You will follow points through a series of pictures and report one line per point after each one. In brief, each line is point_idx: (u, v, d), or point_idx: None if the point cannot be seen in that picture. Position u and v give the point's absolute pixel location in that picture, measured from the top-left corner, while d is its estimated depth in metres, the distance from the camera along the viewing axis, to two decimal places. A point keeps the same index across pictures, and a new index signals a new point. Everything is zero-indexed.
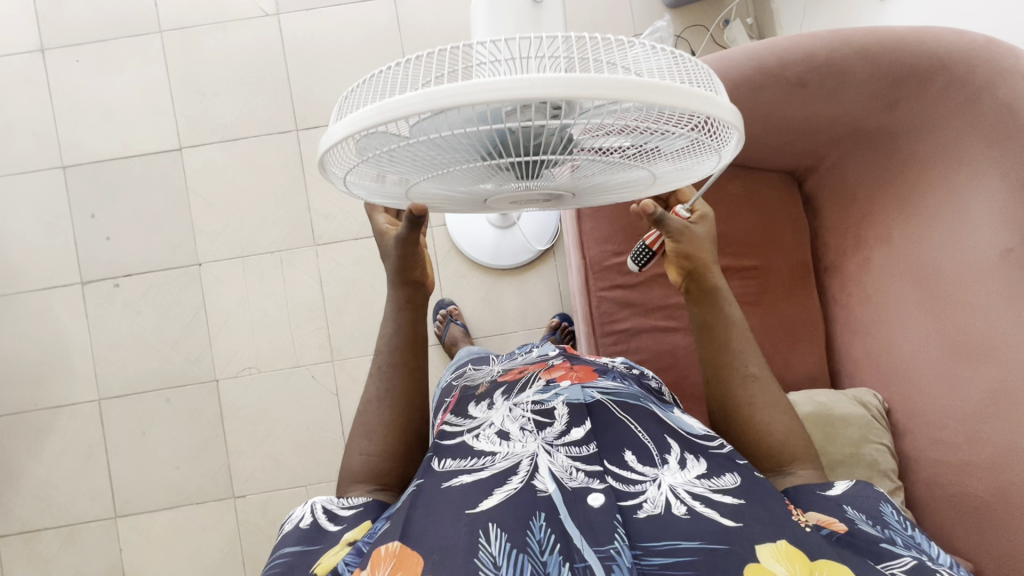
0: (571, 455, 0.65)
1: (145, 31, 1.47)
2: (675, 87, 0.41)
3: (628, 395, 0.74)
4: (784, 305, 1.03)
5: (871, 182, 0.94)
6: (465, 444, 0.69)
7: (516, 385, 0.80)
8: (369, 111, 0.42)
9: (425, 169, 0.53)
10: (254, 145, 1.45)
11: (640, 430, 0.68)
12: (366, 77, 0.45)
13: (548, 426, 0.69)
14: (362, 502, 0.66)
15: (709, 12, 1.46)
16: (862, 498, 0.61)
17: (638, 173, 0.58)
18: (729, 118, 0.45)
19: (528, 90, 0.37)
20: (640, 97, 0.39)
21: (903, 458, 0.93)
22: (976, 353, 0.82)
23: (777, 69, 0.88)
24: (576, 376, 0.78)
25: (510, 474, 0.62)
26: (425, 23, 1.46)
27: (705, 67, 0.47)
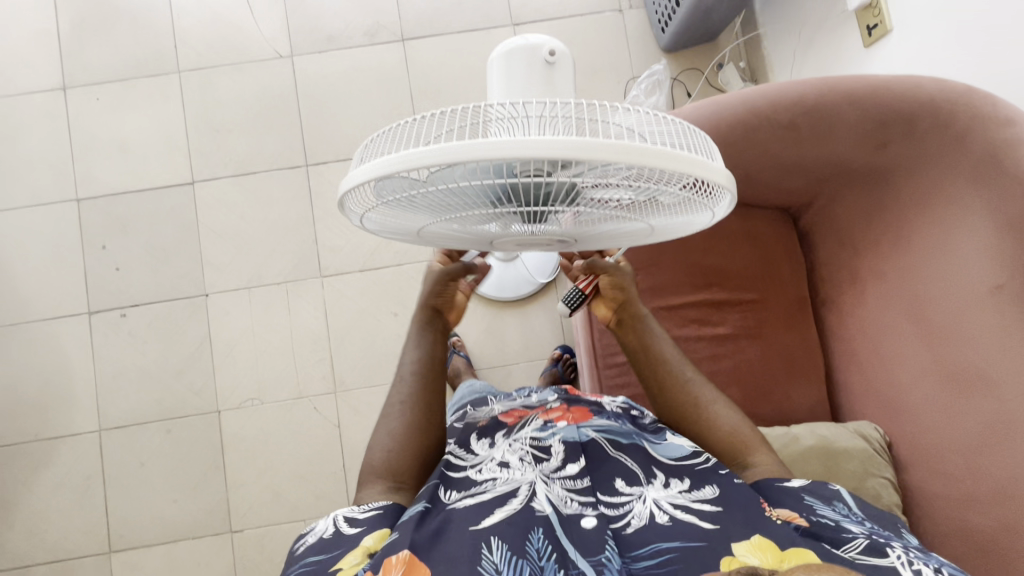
0: (565, 486, 0.70)
1: (163, 71, 1.53)
2: (670, 152, 0.43)
3: (619, 432, 0.79)
4: (784, 339, 1.05)
5: (863, 221, 0.97)
6: (469, 477, 0.73)
7: (515, 424, 0.83)
8: (388, 159, 0.44)
9: (439, 212, 0.56)
10: (264, 180, 1.49)
11: (629, 459, 0.74)
12: (387, 128, 0.48)
13: (545, 461, 0.74)
14: (383, 505, 0.68)
15: (704, 56, 1.54)
16: (819, 490, 0.66)
17: (637, 224, 0.60)
18: (723, 180, 0.48)
19: (538, 149, 0.40)
20: (638, 159, 0.42)
21: (906, 492, 0.93)
22: (975, 390, 0.83)
23: (769, 112, 0.92)
24: (572, 418, 0.82)
25: (511, 496, 0.67)
26: (432, 66, 1.52)
27: (700, 132, 0.50)
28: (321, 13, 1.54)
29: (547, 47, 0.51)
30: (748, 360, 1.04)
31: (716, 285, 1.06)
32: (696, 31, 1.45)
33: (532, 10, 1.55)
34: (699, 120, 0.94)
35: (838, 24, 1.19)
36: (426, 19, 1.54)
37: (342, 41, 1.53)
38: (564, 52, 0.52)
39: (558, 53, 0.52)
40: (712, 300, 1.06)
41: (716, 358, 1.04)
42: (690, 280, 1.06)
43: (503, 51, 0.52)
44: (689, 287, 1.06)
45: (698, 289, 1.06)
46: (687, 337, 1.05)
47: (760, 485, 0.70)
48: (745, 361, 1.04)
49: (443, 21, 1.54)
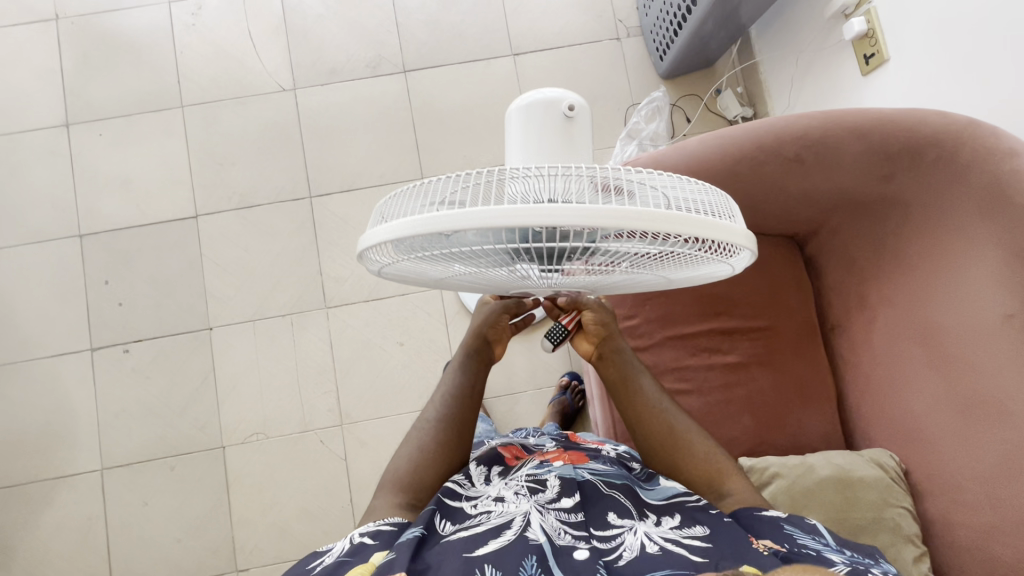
0: (560, 518, 0.68)
1: (166, 106, 1.54)
2: (693, 218, 0.43)
3: (615, 474, 0.80)
4: (796, 365, 1.05)
5: (871, 249, 0.98)
6: (463, 511, 0.72)
7: (513, 465, 0.85)
8: (410, 221, 0.44)
9: (458, 268, 0.55)
10: (267, 212, 1.49)
11: (625, 497, 0.74)
12: (409, 186, 0.48)
13: (541, 492, 0.73)
14: (396, 522, 0.70)
15: (702, 83, 1.56)
16: (799, 522, 0.67)
17: (652, 276, 0.60)
18: (744, 242, 0.47)
19: (563, 218, 0.40)
20: (660, 226, 0.42)
21: (925, 522, 0.92)
22: (990, 418, 0.82)
23: (774, 145, 0.93)
24: (569, 459, 0.84)
25: (505, 528, 0.65)
26: (434, 96, 1.54)
27: (721, 192, 0.50)
28: (323, 46, 1.56)
29: (567, 102, 0.52)
30: (760, 388, 1.04)
31: (725, 314, 1.06)
32: (694, 58, 1.47)
33: (532, 39, 1.57)
34: (703, 153, 0.95)
35: (835, 53, 1.21)
36: (427, 50, 1.56)
37: (344, 73, 1.55)
38: (583, 106, 0.53)
39: (578, 108, 0.52)
40: (723, 327, 1.06)
41: (727, 387, 1.04)
42: (699, 309, 1.06)
43: (525, 101, 0.53)
44: (699, 315, 1.06)
45: (708, 318, 1.06)
46: (700, 364, 1.05)
47: (738, 514, 0.70)
48: (757, 390, 1.04)
49: (444, 52, 1.56)
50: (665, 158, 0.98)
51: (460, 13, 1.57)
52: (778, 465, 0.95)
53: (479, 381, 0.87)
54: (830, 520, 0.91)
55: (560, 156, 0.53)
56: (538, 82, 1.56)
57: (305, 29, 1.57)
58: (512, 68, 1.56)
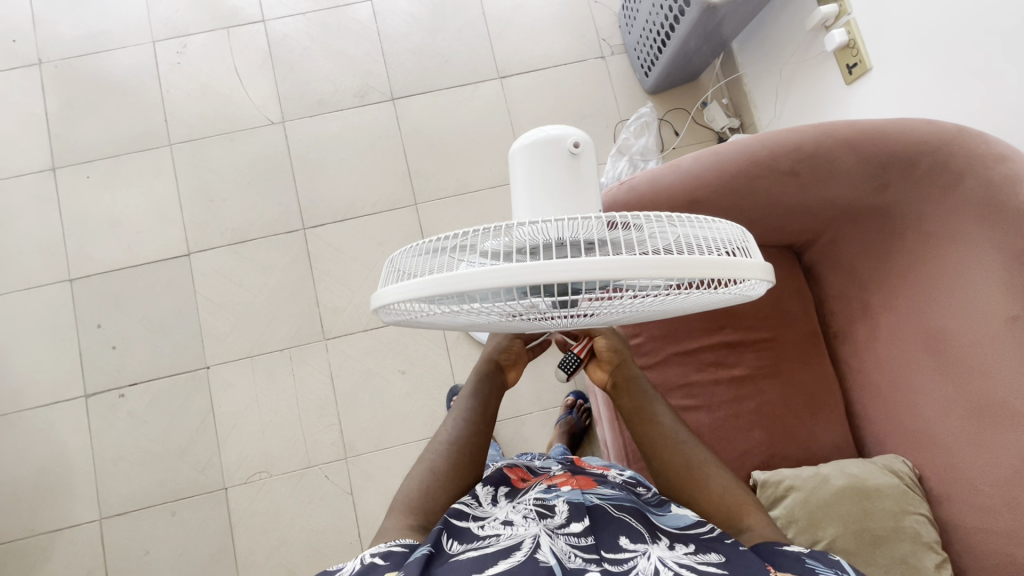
0: (570, 542, 0.67)
1: (154, 145, 1.53)
2: (709, 258, 0.43)
3: (624, 500, 0.79)
4: (802, 375, 1.05)
5: (871, 258, 0.99)
6: (471, 531, 0.70)
7: (520, 488, 0.84)
8: (424, 282, 0.43)
9: (471, 319, 0.54)
10: (261, 246, 1.48)
11: (637, 522, 0.72)
12: (420, 243, 0.46)
13: (549, 517, 0.72)
14: (407, 543, 0.67)
15: (689, 97, 1.58)
16: (821, 557, 0.65)
17: (666, 310, 0.59)
18: (762, 275, 0.47)
19: (579, 274, 0.39)
20: (677, 272, 0.41)
21: (943, 527, 0.91)
22: (1002, 421, 0.82)
23: (768, 159, 0.93)
24: (577, 484, 0.83)
25: (514, 549, 0.63)
26: (424, 122, 1.55)
27: (735, 224, 0.50)
28: (311, 79, 1.56)
29: (572, 138, 0.52)
30: (767, 401, 1.03)
31: (729, 327, 1.06)
32: (679, 73, 1.49)
33: (517, 62, 1.58)
34: (700, 172, 0.96)
35: (818, 62, 1.24)
36: (415, 77, 1.57)
37: (333, 104, 1.55)
38: (587, 142, 0.53)
39: (583, 145, 0.52)
40: (727, 340, 1.05)
41: (735, 401, 1.03)
42: (702, 324, 1.07)
43: (530, 138, 0.53)
44: (702, 330, 1.06)
45: (711, 332, 1.06)
46: (707, 379, 1.05)
47: (757, 548, 0.69)
48: (764, 402, 1.03)
49: (432, 79, 1.57)
50: (661, 177, 0.98)
51: (446, 40, 1.59)
52: (793, 478, 0.95)
53: (491, 405, 0.85)
54: (846, 530, 0.89)
55: (565, 191, 0.53)
56: (527, 103, 1.57)
57: (292, 62, 1.57)
58: (500, 91, 1.57)
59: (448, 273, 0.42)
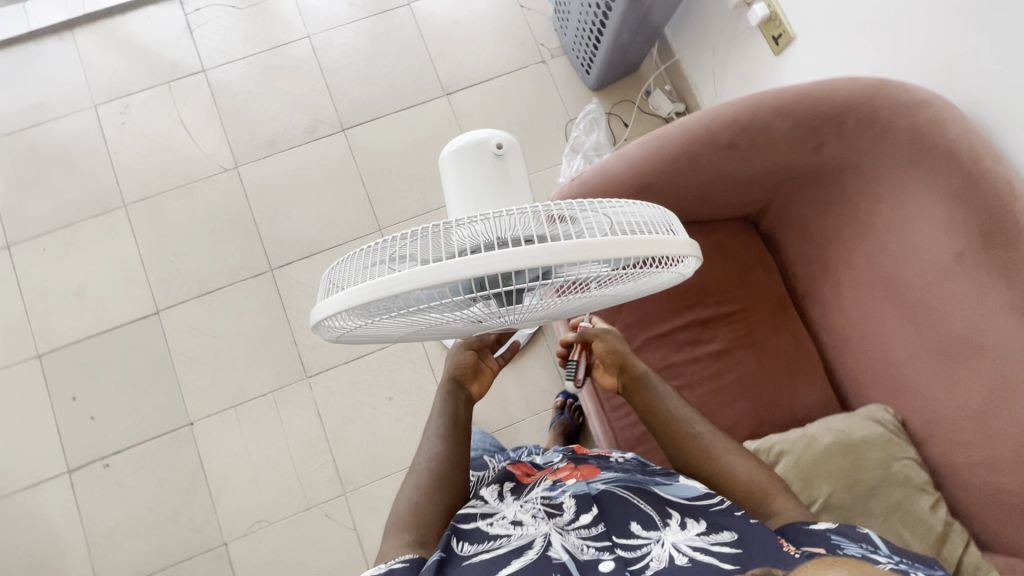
0: (581, 535, 0.67)
1: (109, 208, 1.51)
2: (642, 238, 0.44)
3: (631, 483, 0.79)
4: (776, 340, 1.07)
5: (822, 217, 1.01)
6: (481, 530, 0.70)
7: (525, 484, 0.84)
8: (360, 288, 0.43)
9: (420, 326, 0.54)
10: (230, 293, 1.47)
11: (646, 505, 0.73)
12: (358, 253, 0.47)
13: (558, 515, 0.71)
14: (409, 558, 0.66)
15: (632, 87, 1.61)
16: (846, 531, 0.64)
17: (609, 297, 0.60)
18: (689, 252, 0.48)
19: (512, 264, 0.40)
20: (612, 253, 0.42)
21: (932, 468, 0.93)
22: (967, 353, 0.85)
23: (707, 135, 0.95)
24: (581, 474, 0.82)
25: (526, 548, 0.63)
26: (376, 148, 1.56)
27: (659, 207, 0.52)
28: (258, 120, 1.57)
29: (495, 141, 0.54)
30: (747, 371, 1.05)
31: (699, 304, 1.08)
32: (619, 67, 1.53)
33: (461, 77, 1.61)
34: (646, 157, 0.97)
35: (747, 37, 1.28)
36: (361, 106, 1.58)
37: (284, 142, 1.56)
38: (511, 143, 0.55)
39: (506, 146, 0.54)
40: (699, 318, 1.07)
41: (716, 376, 1.05)
42: (673, 304, 1.08)
43: (455, 145, 0.54)
44: (674, 311, 1.08)
45: (683, 311, 1.07)
46: (685, 359, 1.06)
47: (786, 529, 0.68)
48: (744, 372, 1.05)
49: (379, 105, 1.58)
50: (608, 167, 0.99)
51: (388, 65, 1.61)
52: (782, 442, 0.96)
53: (461, 422, 0.84)
54: (839, 484, 0.91)
55: (496, 193, 0.54)
56: (476, 115, 1.59)
57: (237, 107, 1.57)
58: (447, 109, 1.59)
59: (381, 277, 0.43)
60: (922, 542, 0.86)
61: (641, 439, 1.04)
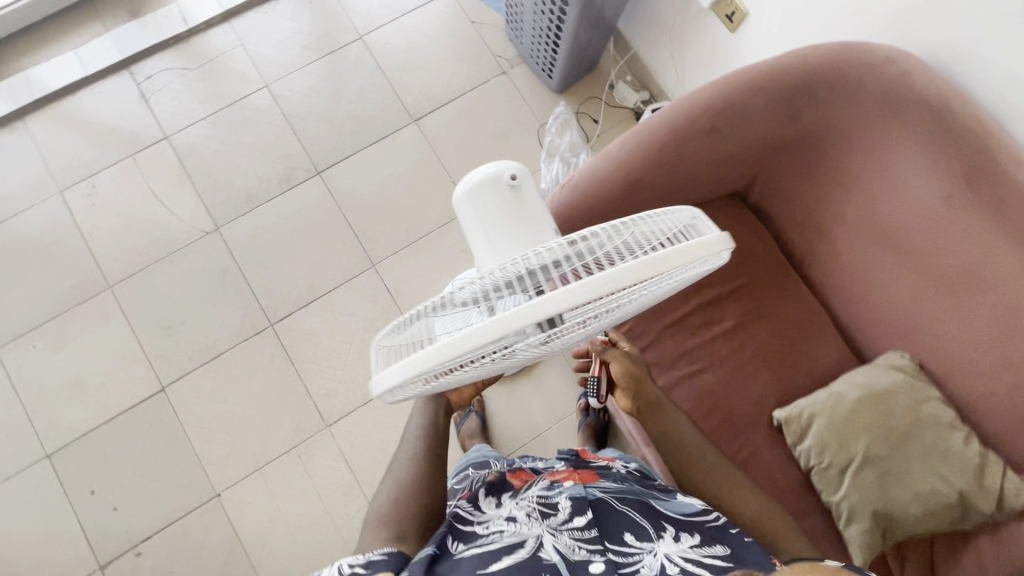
0: (573, 536, 0.67)
1: (93, 292, 1.47)
2: (680, 248, 0.45)
3: (627, 492, 0.79)
4: (785, 308, 1.08)
5: (807, 182, 1.03)
6: (475, 532, 0.71)
7: (521, 486, 0.83)
8: (416, 357, 0.44)
9: (470, 376, 0.55)
10: (234, 356, 1.44)
11: (640, 515, 0.73)
12: (405, 319, 0.50)
13: (552, 515, 0.71)
14: (389, 551, 0.64)
15: (595, 83, 1.63)
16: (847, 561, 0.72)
17: (641, 306, 0.61)
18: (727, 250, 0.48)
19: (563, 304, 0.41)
20: (656, 270, 0.43)
21: (958, 405, 0.96)
22: (971, 289, 0.89)
23: (687, 123, 0.97)
24: (579, 477, 0.82)
25: (517, 546, 0.63)
26: (355, 185, 1.55)
27: (679, 211, 0.53)
28: (231, 178, 1.55)
29: (509, 171, 0.54)
30: (762, 343, 1.07)
31: (705, 285, 1.09)
32: (579, 66, 1.55)
33: (426, 101, 1.61)
34: (631, 155, 0.98)
35: (699, 19, 1.31)
36: (332, 146, 1.57)
37: (261, 196, 1.54)
38: (526, 171, 0.55)
39: (520, 175, 0.54)
40: (708, 300, 1.08)
41: (735, 353, 1.06)
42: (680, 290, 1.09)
43: (470, 180, 0.55)
44: (683, 297, 1.09)
45: (691, 296, 1.09)
46: (702, 341, 1.07)
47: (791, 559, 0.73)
48: (760, 344, 1.07)
49: (350, 142, 1.57)
50: (596, 169, 1.00)
51: (351, 102, 1.60)
52: (811, 407, 0.98)
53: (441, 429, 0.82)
54: (875, 435, 0.94)
55: (518, 223, 0.55)
56: (447, 136, 1.59)
57: (207, 169, 1.55)
58: (418, 135, 1.58)
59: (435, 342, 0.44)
60: (961, 478, 0.90)
61: None
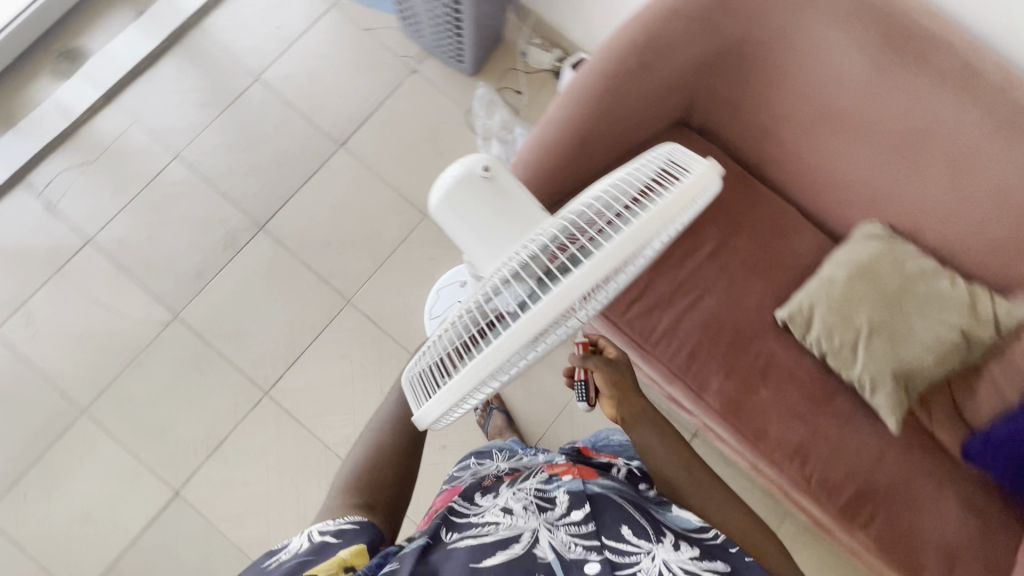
0: (570, 531, 0.57)
1: (69, 422, 1.38)
2: (678, 190, 0.45)
3: (625, 492, 0.66)
4: (756, 214, 1.11)
5: (742, 91, 1.05)
6: (469, 522, 0.62)
7: (518, 476, 0.73)
8: (451, 387, 0.45)
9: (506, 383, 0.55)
10: (239, 436, 1.39)
11: (638, 513, 0.61)
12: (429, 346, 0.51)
13: (550, 508, 0.62)
14: (359, 519, 0.61)
15: (507, 55, 1.60)
16: None
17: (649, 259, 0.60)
18: (719, 177, 0.48)
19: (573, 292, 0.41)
20: (656, 225, 0.43)
21: (936, 252, 1.01)
22: (919, 144, 0.93)
23: (616, 67, 0.97)
24: (579, 470, 0.69)
25: (512, 540, 0.55)
26: (302, 227, 1.49)
27: (660, 157, 0.52)
28: (173, 260, 1.46)
29: (481, 164, 0.54)
30: (746, 253, 1.09)
31: None
32: (486, 44, 1.52)
33: (346, 122, 1.55)
34: (573, 114, 0.98)
35: None
36: (266, 196, 1.50)
37: (210, 268, 1.46)
38: (495, 161, 0.56)
39: (492, 165, 0.55)
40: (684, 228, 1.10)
41: (724, 271, 1.08)
42: None
43: (443, 185, 0.55)
44: None
45: None
46: (691, 270, 1.08)
47: None
48: (745, 255, 1.09)
49: (283, 187, 1.51)
50: (544, 137, 1.01)
51: (271, 146, 1.53)
52: (809, 297, 1.02)
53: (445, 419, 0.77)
54: (874, 302, 0.99)
55: (505, 211, 0.55)
56: (379, 151, 1.54)
57: (144, 258, 1.46)
58: (349, 158, 1.53)
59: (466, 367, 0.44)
60: (959, 315, 0.96)
61: (693, 358, 1.05)
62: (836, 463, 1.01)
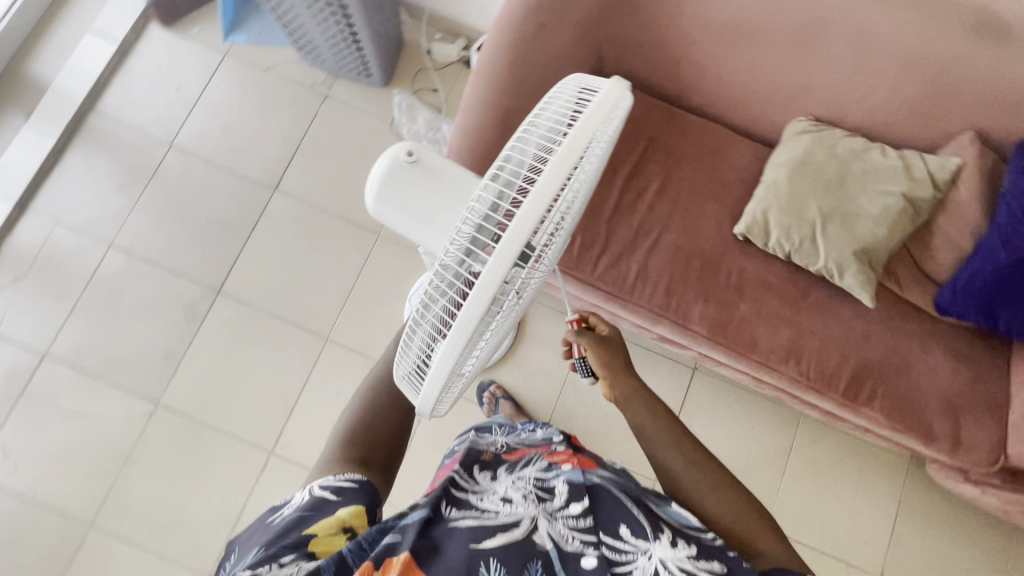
0: (568, 523, 0.59)
1: (76, 542, 1.32)
2: (591, 110, 0.46)
3: (625, 483, 0.67)
4: (691, 141, 1.14)
5: (643, 30, 1.08)
6: (468, 499, 0.61)
7: (517, 460, 0.72)
8: (438, 365, 0.45)
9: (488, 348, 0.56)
10: (255, 503, 1.35)
11: (636, 507, 0.62)
12: (406, 335, 0.51)
13: (549, 499, 0.62)
14: (357, 478, 0.61)
15: (413, 56, 1.60)
16: None
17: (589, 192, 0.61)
18: (626, 90, 0.50)
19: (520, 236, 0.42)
20: (577, 149, 0.44)
21: (862, 130, 1.07)
22: (814, 33, 0.99)
23: (520, 37, 1.00)
24: (579, 461, 0.68)
25: (512, 525, 0.56)
26: (260, 281, 1.46)
27: (567, 89, 0.53)
28: (138, 350, 1.41)
29: (404, 150, 0.56)
30: (692, 180, 1.12)
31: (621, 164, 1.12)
32: (390, 52, 1.51)
33: (273, 165, 1.52)
34: (492, 92, 1.00)
35: None
36: (215, 260, 1.46)
37: (179, 347, 1.42)
38: (418, 146, 0.57)
39: (414, 149, 0.56)
40: (628, 173, 1.12)
41: (677, 203, 1.11)
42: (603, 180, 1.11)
43: (374, 179, 0.56)
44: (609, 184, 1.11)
45: (614, 180, 1.11)
46: (646, 211, 1.10)
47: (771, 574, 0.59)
48: (692, 183, 1.12)
49: (228, 246, 1.47)
50: (468, 122, 1.01)
51: (204, 209, 1.49)
52: (761, 206, 1.05)
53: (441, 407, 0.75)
54: (820, 194, 1.03)
55: (439, 187, 0.55)
56: (315, 184, 1.52)
57: (108, 356, 1.41)
58: (287, 200, 1.50)
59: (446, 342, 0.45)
60: (898, 182, 1.01)
61: (671, 293, 1.07)
62: (830, 349, 1.05)
